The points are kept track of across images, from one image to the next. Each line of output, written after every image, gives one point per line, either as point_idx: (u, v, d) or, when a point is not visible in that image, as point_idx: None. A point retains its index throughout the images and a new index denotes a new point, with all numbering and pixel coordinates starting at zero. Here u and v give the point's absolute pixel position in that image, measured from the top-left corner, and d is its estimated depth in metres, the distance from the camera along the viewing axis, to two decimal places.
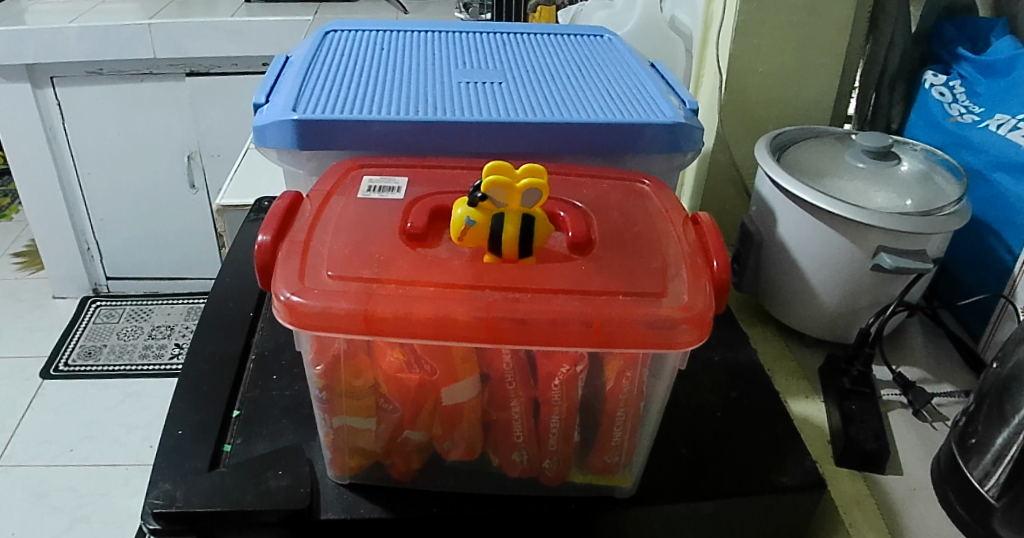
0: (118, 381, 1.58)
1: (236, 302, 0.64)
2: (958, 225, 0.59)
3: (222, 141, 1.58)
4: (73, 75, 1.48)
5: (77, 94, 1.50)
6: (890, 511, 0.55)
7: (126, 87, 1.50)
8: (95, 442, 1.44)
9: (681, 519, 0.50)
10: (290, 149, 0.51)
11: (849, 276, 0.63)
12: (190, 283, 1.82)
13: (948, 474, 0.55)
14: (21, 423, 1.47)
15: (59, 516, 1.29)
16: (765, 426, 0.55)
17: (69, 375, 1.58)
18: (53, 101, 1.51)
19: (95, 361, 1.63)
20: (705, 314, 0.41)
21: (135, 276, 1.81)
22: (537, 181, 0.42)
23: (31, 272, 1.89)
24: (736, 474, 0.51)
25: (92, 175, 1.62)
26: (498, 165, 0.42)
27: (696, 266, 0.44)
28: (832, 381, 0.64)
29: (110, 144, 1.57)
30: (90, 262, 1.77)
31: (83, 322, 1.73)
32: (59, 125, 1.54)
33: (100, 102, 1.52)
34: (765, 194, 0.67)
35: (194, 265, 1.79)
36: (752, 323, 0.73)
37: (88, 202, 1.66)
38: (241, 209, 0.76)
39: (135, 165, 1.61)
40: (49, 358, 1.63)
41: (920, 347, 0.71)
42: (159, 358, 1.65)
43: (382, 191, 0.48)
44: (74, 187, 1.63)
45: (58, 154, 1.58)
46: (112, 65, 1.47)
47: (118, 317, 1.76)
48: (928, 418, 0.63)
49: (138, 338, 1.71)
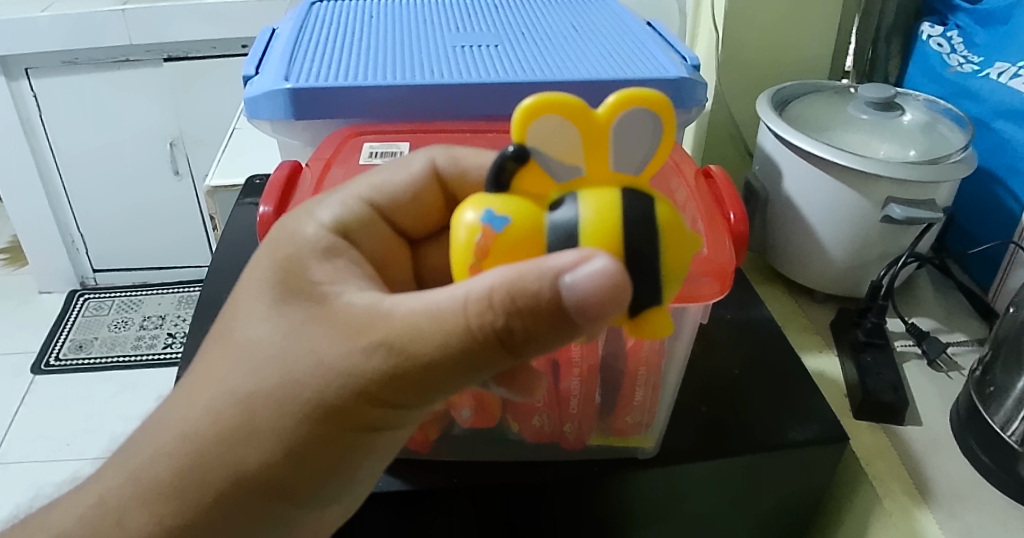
0: (114, 373, 1.47)
1: (233, 279, 0.59)
2: (965, 172, 0.59)
3: (205, 127, 1.51)
4: (48, 65, 1.42)
5: (54, 86, 1.45)
6: (912, 462, 0.54)
7: (104, 76, 1.44)
8: (93, 436, 1.33)
9: (705, 477, 0.49)
10: (285, 119, 0.49)
11: (859, 229, 0.62)
12: (184, 271, 1.73)
13: (970, 423, 0.54)
14: (17, 419, 1.36)
15: None
16: (785, 381, 0.54)
17: (63, 370, 1.47)
18: (29, 93, 1.46)
19: (88, 354, 1.52)
20: (725, 268, 0.41)
21: (125, 266, 1.71)
22: (641, 98, 0.30)
23: (17, 268, 1.80)
24: (756, 430, 0.50)
25: (75, 168, 1.55)
26: (573, 98, 0.29)
27: (713, 218, 0.44)
28: (847, 334, 0.63)
29: (91, 135, 1.51)
30: (76, 254, 1.68)
31: (74, 316, 1.63)
32: (36, 117, 1.48)
33: (78, 93, 1.46)
34: (769, 150, 0.66)
35: (183, 254, 1.70)
36: (762, 282, 0.72)
37: (71, 193, 1.58)
38: (232, 188, 0.73)
39: (118, 155, 1.54)
40: (39, 354, 1.52)
41: (930, 298, 0.70)
42: (154, 348, 1.53)
43: (384, 156, 0.47)
44: (56, 182, 1.56)
45: (37, 148, 1.52)
46: (88, 54, 1.41)
47: (108, 309, 1.66)
48: (944, 368, 0.62)
49: (130, 328, 1.60)
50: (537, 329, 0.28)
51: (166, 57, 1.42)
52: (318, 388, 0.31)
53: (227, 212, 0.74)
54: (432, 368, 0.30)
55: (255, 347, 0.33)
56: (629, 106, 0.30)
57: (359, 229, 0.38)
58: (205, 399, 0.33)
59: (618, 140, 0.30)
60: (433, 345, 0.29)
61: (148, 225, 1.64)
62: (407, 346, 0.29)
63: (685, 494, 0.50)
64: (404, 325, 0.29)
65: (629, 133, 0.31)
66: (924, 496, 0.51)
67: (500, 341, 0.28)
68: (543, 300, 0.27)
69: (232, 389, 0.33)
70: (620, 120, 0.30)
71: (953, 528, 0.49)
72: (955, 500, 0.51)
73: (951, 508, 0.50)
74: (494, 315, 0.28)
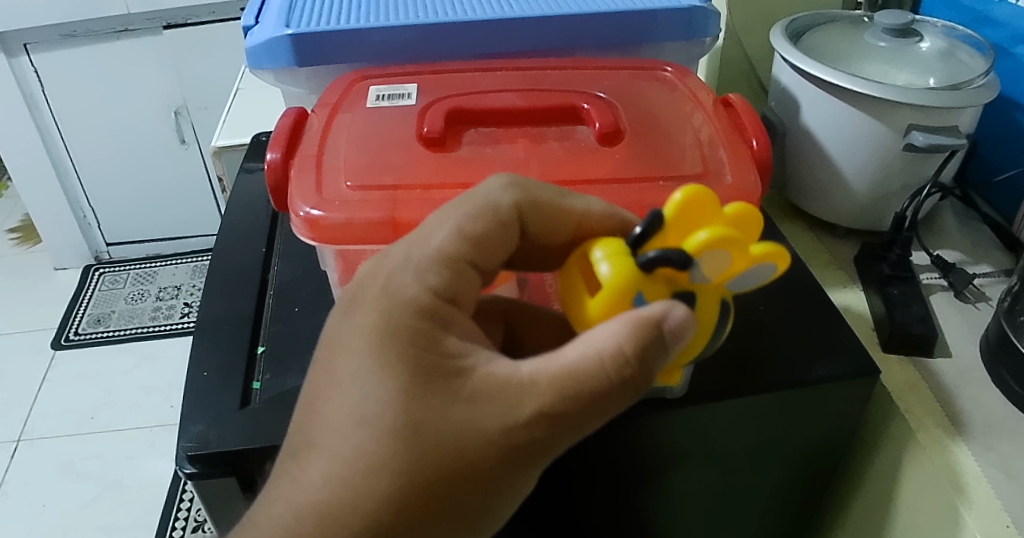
0: (133, 344, 1.47)
1: (246, 236, 0.58)
2: (988, 97, 0.56)
3: (208, 93, 1.48)
4: (47, 40, 1.40)
5: (53, 61, 1.42)
6: (944, 394, 0.52)
7: (103, 48, 1.42)
8: (115, 409, 1.33)
9: (734, 414, 0.48)
10: (288, 67, 0.48)
11: (880, 159, 0.60)
12: (194, 241, 1.71)
13: (1001, 352, 0.52)
14: (40, 396, 1.36)
15: (86, 483, 1.20)
16: (814, 314, 0.53)
17: (82, 345, 1.47)
18: (30, 69, 1.43)
19: (105, 327, 1.51)
20: (751, 196, 0.40)
21: (137, 238, 1.70)
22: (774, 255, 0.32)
23: (29, 245, 1.77)
24: (784, 365, 0.49)
25: (79, 143, 1.53)
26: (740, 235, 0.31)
27: (735, 146, 0.42)
28: (870, 269, 0.61)
29: (95, 109, 1.49)
30: (87, 229, 1.66)
31: (89, 289, 1.62)
32: (39, 92, 1.45)
33: (77, 67, 1.44)
34: (786, 83, 0.64)
35: (192, 224, 1.68)
36: (782, 219, 0.71)
37: (79, 168, 1.56)
38: (238, 147, 0.71)
39: (121, 129, 1.52)
40: (58, 329, 1.51)
41: (953, 230, 0.68)
42: (170, 318, 1.53)
43: (391, 99, 0.45)
44: (62, 157, 1.54)
45: (41, 122, 1.49)
46: (85, 26, 1.39)
47: (123, 282, 1.65)
48: (971, 300, 0.60)
49: (146, 300, 1.59)
50: (654, 354, 0.30)
51: (164, 24, 1.40)
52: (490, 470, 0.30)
53: (235, 171, 0.72)
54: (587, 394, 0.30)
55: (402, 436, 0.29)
56: (771, 261, 0.33)
57: (463, 287, 0.34)
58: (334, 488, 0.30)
59: (741, 278, 0.33)
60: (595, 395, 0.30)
61: (156, 200, 1.63)
62: (567, 390, 0.30)
63: (715, 431, 0.49)
64: (563, 374, 0.30)
65: (751, 277, 0.33)
66: (958, 428, 0.50)
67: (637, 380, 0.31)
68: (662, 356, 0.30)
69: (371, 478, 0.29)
70: (756, 266, 0.33)
71: (988, 460, 0.48)
72: (988, 430, 0.50)
73: (987, 440, 0.49)
74: (631, 364, 0.30)
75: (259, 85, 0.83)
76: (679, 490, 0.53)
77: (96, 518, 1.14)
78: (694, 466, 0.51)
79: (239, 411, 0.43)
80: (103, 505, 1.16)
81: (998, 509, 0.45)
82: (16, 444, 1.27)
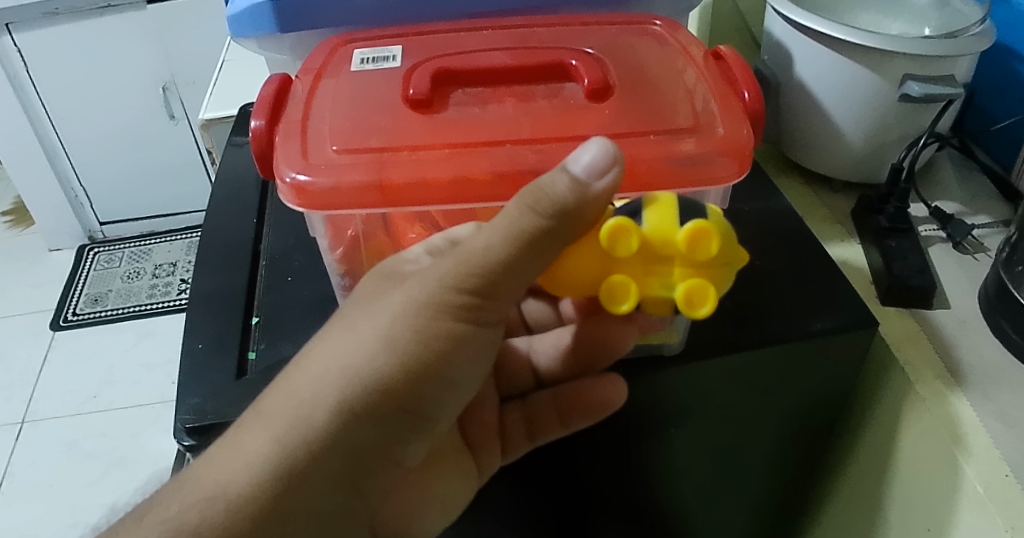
0: (132, 323, 1.47)
1: (237, 207, 0.58)
2: (982, 45, 0.55)
3: (196, 69, 1.47)
4: (29, 19, 1.38)
5: (37, 40, 1.40)
6: (943, 345, 0.52)
7: (87, 25, 1.40)
8: (117, 388, 1.33)
9: (734, 371, 0.48)
10: (270, 33, 0.48)
11: (874, 112, 0.59)
12: (189, 218, 1.70)
13: (999, 302, 0.52)
14: (41, 377, 1.37)
15: (92, 462, 1.21)
16: (811, 267, 0.53)
17: (81, 325, 1.47)
18: (13, 49, 1.41)
19: (103, 307, 1.51)
20: (744, 146, 0.39)
21: (131, 217, 1.69)
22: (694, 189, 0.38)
23: (22, 228, 1.77)
24: (781, 319, 0.49)
25: (67, 124, 1.52)
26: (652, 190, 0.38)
27: (726, 97, 0.42)
28: (868, 221, 0.61)
29: (81, 89, 1.47)
30: (80, 210, 1.66)
31: (85, 269, 1.62)
32: (24, 72, 1.44)
33: (61, 46, 1.42)
34: (778, 35, 0.63)
35: (186, 201, 1.68)
36: (778, 174, 0.70)
37: (69, 149, 1.55)
38: (227, 118, 0.71)
39: (110, 108, 1.51)
40: (57, 310, 1.51)
41: (952, 182, 0.67)
42: (168, 295, 1.53)
43: (376, 61, 0.45)
44: (52, 137, 1.53)
45: (28, 103, 1.48)
46: (67, 3, 1.37)
47: (118, 261, 1.64)
48: (970, 250, 0.60)
49: (142, 278, 1.58)
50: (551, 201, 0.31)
51: None
52: (405, 334, 0.34)
53: (222, 141, 0.72)
54: (504, 236, 0.32)
55: (353, 307, 0.36)
56: None
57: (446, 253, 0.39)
58: (304, 360, 0.35)
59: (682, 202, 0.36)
60: (492, 254, 0.32)
61: (149, 179, 1.63)
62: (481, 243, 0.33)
63: (713, 387, 0.49)
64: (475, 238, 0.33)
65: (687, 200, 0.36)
66: (959, 381, 0.50)
67: (541, 239, 0.31)
68: (568, 194, 0.30)
69: (329, 343, 0.35)
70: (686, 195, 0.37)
71: (987, 409, 0.48)
72: (986, 380, 0.50)
73: (985, 390, 0.49)
74: (541, 210, 0.31)
75: (244, 54, 0.83)
76: (678, 448, 0.54)
77: (103, 496, 1.16)
78: (696, 422, 0.52)
79: (236, 382, 0.43)
80: (110, 483, 1.18)
81: (997, 459, 0.45)
82: (20, 426, 1.28)
